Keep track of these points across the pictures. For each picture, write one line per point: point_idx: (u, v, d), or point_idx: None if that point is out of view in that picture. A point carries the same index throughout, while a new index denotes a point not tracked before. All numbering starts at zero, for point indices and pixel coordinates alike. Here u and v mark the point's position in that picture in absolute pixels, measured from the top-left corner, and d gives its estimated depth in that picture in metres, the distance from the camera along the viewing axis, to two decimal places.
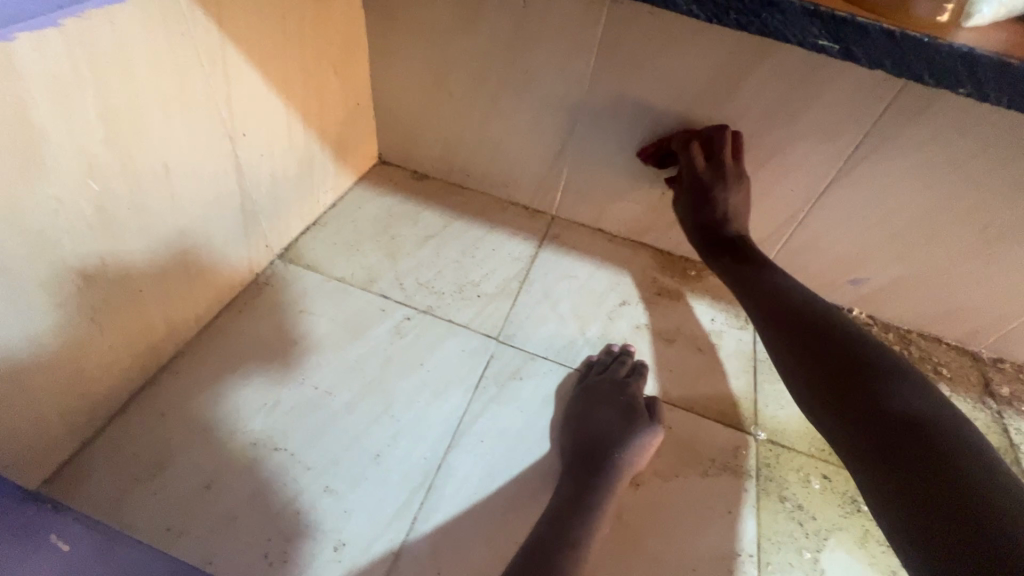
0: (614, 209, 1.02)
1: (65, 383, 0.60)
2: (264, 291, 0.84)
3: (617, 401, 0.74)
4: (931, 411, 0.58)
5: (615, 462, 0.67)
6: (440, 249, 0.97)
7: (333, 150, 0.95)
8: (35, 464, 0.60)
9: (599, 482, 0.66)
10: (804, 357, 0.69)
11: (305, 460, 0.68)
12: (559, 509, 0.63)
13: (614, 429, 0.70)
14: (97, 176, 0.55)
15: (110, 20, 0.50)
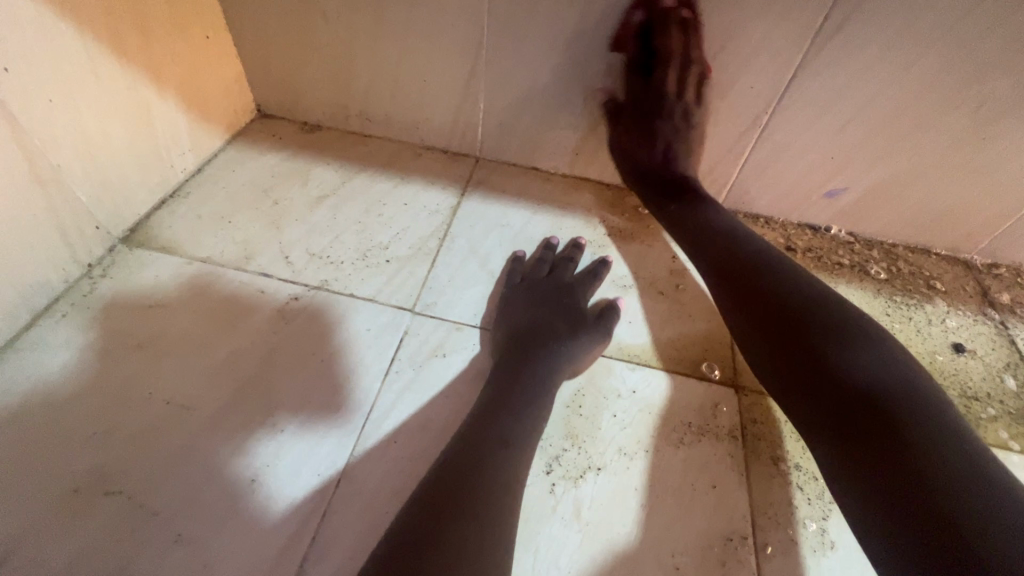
0: (547, 140, 0.85)
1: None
2: (99, 286, 0.65)
3: (566, 302, 0.67)
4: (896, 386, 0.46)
5: (554, 353, 0.61)
6: (337, 210, 0.78)
7: (181, 98, 0.74)
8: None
9: (533, 375, 0.58)
10: (753, 321, 0.57)
11: (152, 503, 0.49)
12: (489, 396, 0.55)
13: (559, 326, 0.64)
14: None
15: None
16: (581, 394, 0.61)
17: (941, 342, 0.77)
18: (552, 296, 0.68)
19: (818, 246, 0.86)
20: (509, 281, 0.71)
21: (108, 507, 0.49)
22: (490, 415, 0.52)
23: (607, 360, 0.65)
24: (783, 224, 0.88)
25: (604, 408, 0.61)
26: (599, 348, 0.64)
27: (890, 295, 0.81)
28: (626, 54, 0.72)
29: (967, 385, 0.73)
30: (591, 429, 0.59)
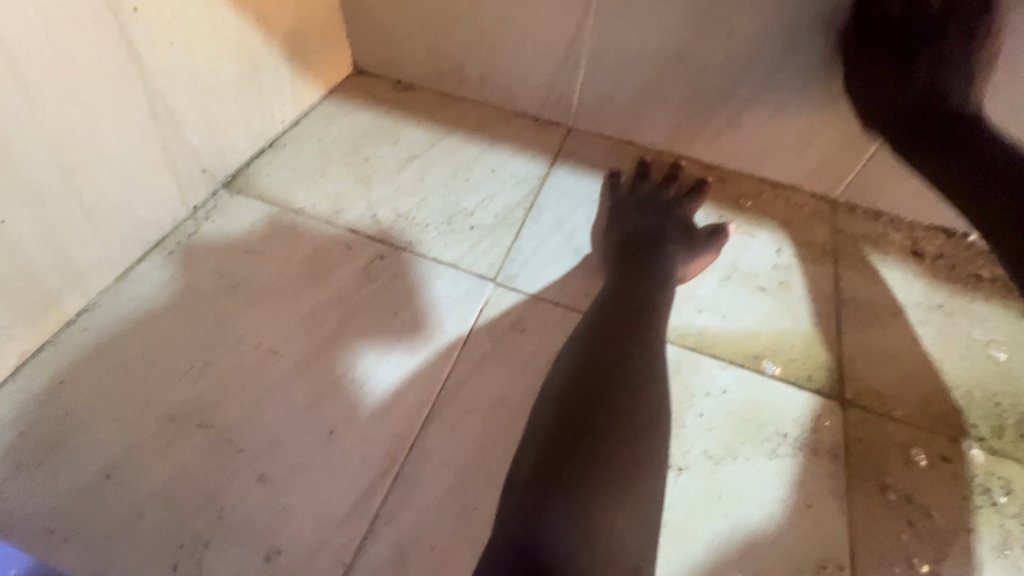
0: (648, 113, 0.79)
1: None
2: (203, 228, 0.68)
3: (675, 216, 0.70)
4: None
5: (669, 256, 0.63)
6: (425, 172, 0.77)
7: (286, 50, 0.75)
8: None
9: (654, 270, 0.60)
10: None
11: (238, 439, 0.51)
12: (614, 285, 0.57)
13: (672, 236, 0.66)
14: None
15: None
16: None
17: None
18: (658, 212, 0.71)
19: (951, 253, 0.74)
20: (617, 201, 0.73)
21: (200, 438, 0.51)
22: (613, 308, 0.52)
23: (696, 355, 0.60)
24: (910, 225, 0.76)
25: (690, 406, 0.56)
26: (709, 258, 0.67)
27: None
28: (753, 21, 0.64)
29: None
30: (674, 426, 0.55)
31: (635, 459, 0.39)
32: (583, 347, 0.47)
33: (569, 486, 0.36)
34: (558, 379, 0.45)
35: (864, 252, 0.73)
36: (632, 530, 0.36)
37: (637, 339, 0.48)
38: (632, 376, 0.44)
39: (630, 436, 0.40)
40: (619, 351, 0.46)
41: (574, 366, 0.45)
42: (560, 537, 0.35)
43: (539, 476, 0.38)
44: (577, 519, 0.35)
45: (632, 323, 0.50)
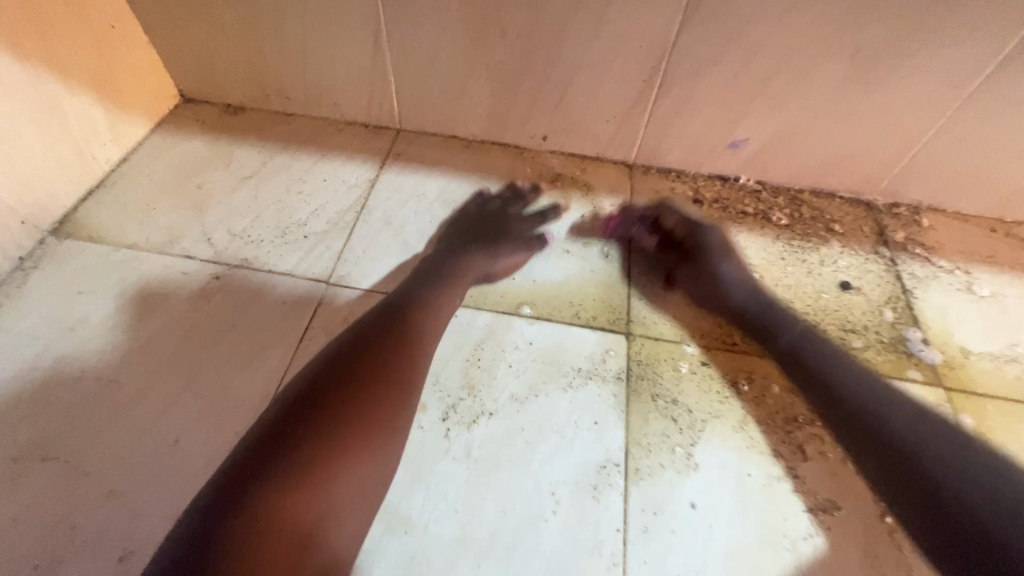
0: (460, 110, 0.88)
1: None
2: (32, 277, 0.70)
3: (490, 219, 0.77)
4: (932, 442, 0.52)
5: (462, 255, 0.70)
6: (259, 191, 0.82)
7: (94, 89, 0.77)
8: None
9: (443, 270, 0.68)
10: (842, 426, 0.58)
11: (83, 464, 0.56)
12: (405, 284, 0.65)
13: (477, 237, 0.73)
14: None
15: None
16: (479, 346, 0.68)
17: (829, 281, 0.80)
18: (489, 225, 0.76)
19: (725, 196, 0.89)
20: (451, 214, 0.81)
21: (44, 471, 0.55)
22: (392, 317, 0.58)
23: (508, 316, 0.71)
24: (694, 177, 0.91)
25: (501, 359, 0.67)
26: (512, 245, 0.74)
27: (788, 241, 0.84)
28: (518, 20, 0.74)
29: (847, 320, 0.75)
30: (486, 378, 0.65)
31: (330, 456, 0.45)
32: (355, 353, 0.53)
33: (261, 487, 0.43)
34: (308, 377, 0.51)
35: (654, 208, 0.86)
36: (323, 514, 0.44)
37: (411, 356, 0.56)
38: (384, 386, 0.51)
39: (336, 436, 0.46)
40: (367, 356, 0.52)
41: (340, 369, 0.51)
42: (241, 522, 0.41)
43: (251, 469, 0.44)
44: (268, 509, 0.42)
45: (410, 338, 0.57)
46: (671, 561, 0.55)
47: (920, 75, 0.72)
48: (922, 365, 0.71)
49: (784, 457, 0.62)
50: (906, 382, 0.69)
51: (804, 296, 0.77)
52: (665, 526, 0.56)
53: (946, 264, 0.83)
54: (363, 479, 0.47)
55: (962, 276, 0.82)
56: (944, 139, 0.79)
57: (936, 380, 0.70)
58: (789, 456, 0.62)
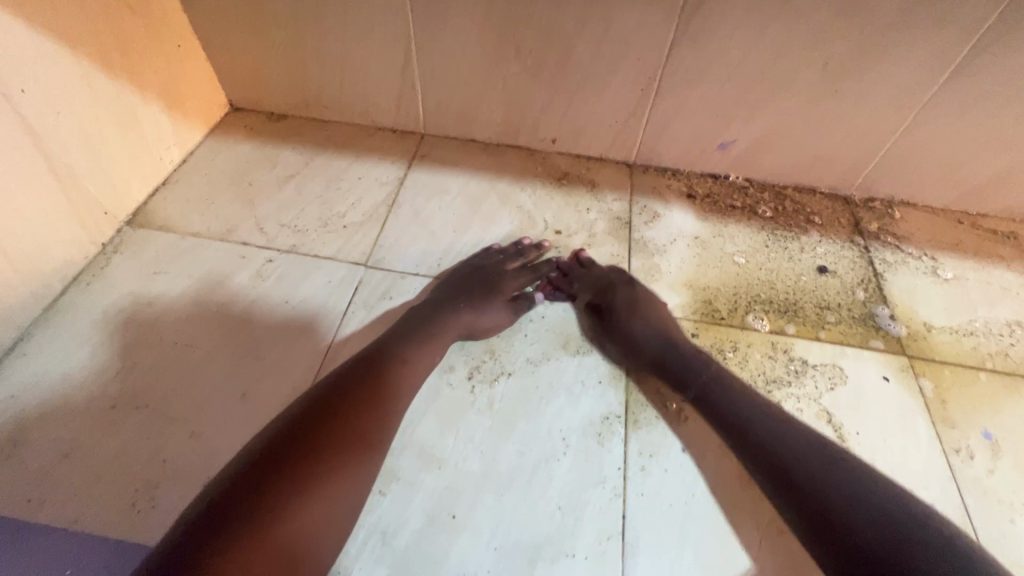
0: (478, 116, 0.99)
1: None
2: (113, 260, 0.81)
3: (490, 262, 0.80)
4: (860, 479, 0.51)
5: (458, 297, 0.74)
6: (302, 188, 0.93)
7: (162, 99, 0.88)
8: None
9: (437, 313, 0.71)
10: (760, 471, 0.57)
11: (169, 411, 0.67)
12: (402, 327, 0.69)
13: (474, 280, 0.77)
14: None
15: None
16: None
17: (808, 265, 0.89)
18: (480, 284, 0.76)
19: (715, 192, 0.99)
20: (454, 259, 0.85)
21: (136, 417, 0.66)
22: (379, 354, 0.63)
23: None
24: (688, 175, 1.01)
25: (518, 330, 0.77)
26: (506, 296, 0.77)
27: (772, 231, 0.94)
28: (531, 38, 0.85)
29: (823, 299, 0.85)
30: (505, 345, 0.75)
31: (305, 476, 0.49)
32: (338, 388, 0.57)
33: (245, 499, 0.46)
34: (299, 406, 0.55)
35: (652, 203, 0.96)
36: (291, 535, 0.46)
37: (391, 391, 0.59)
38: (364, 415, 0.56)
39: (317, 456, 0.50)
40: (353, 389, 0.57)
41: (326, 398, 0.55)
42: (219, 543, 0.43)
43: (236, 489, 0.47)
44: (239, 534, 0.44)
45: (394, 374, 0.61)
46: (665, 491, 0.64)
47: (884, 83, 0.82)
48: (887, 336, 0.80)
49: None
50: (872, 350, 0.79)
51: (785, 278, 0.87)
52: (661, 465, 0.66)
53: (914, 252, 0.93)
54: (335, 510, 0.50)
55: (928, 261, 0.92)
56: (909, 140, 0.89)
57: (899, 349, 0.80)
58: None
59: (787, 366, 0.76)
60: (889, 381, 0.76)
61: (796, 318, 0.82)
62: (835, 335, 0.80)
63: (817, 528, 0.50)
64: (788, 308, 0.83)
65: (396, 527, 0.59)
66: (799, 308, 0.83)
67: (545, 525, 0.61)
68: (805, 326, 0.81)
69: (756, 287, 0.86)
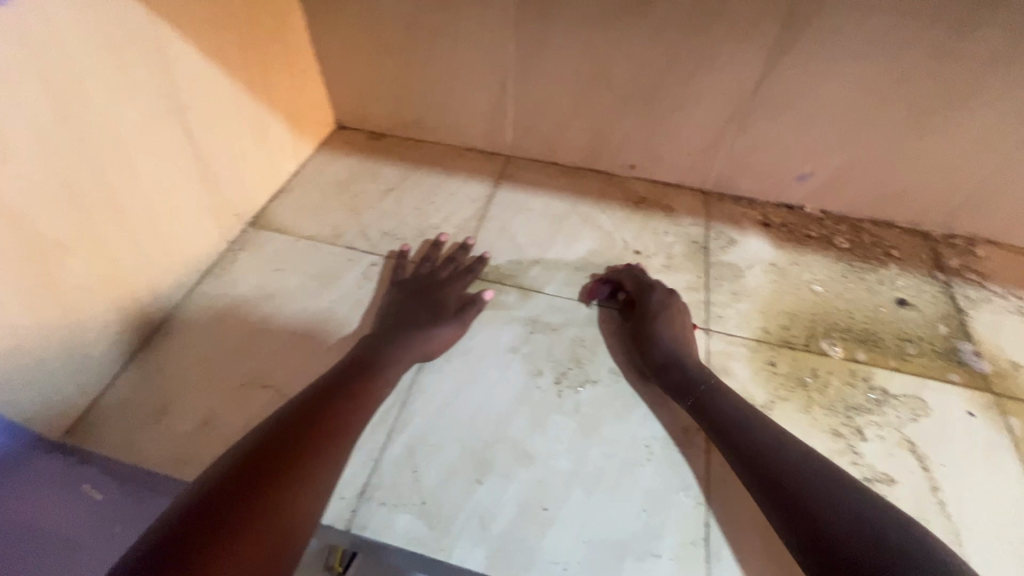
0: (563, 141, 1.06)
1: (51, 347, 0.65)
2: (239, 256, 0.91)
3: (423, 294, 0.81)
4: (826, 479, 0.55)
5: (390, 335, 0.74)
6: (400, 200, 1.02)
7: (286, 117, 1.00)
8: (38, 425, 0.67)
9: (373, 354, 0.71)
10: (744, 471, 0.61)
11: (290, 393, 0.74)
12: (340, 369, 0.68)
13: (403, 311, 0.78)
14: (34, 148, 0.59)
15: (47, 13, 0.56)
16: (582, 330, 0.83)
17: (886, 297, 0.91)
18: (423, 301, 0.80)
19: (791, 222, 1.02)
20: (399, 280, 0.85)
21: (262, 395, 0.74)
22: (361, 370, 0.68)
23: (606, 309, 0.86)
24: (763, 204, 1.04)
25: (601, 341, 0.81)
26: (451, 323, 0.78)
27: (849, 262, 0.96)
28: (623, 72, 0.91)
29: (903, 331, 0.86)
30: (590, 354, 0.80)
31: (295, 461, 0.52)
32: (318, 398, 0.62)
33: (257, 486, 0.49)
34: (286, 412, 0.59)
35: (729, 229, 1.00)
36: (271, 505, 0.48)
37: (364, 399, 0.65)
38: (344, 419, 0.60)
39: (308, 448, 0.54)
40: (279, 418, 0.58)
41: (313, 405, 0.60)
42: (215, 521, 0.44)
43: (215, 530, 0.44)
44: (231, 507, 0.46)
45: (370, 384, 0.67)
46: (748, 504, 0.66)
47: (973, 123, 0.84)
48: (971, 371, 0.81)
49: (845, 436, 0.73)
50: (956, 384, 0.79)
51: (863, 309, 0.89)
52: None
53: (998, 290, 0.92)
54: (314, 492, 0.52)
55: (1014, 301, 0.91)
56: (996, 179, 0.90)
57: (984, 385, 0.79)
58: (849, 435, 0.73)
59: (868, 394, 0.78)
60: (975, 416, 0.76)
61: (875, 347, 0.83)
62: (917, 367, 0.81)
63: (794, 526, 0.53)
64: (867, 337, 0.85)
65: (494, 513, 0.64)
66: (878, 338, 0.85)
67: (632, 525, 0.64)
68: (885, 356, 0.82)
69: (834, 315, 0.87)
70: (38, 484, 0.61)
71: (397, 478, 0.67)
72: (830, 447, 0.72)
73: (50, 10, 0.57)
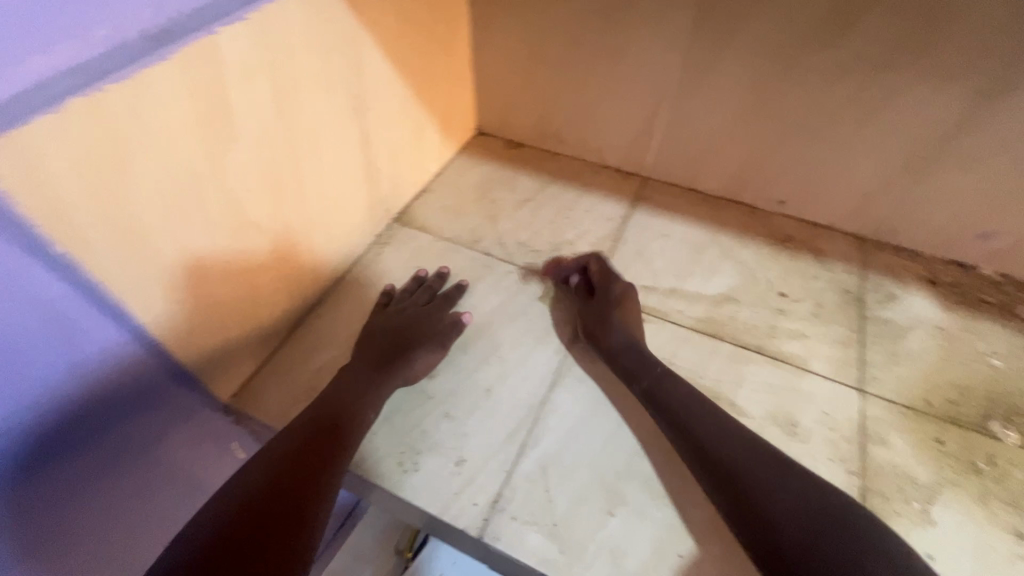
0: (708, 169, 1.02)
1: (235, 319, 0.72)
2: (385, 250, 0.96)
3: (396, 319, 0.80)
4: (830, 528, 0.52)
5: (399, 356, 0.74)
6: (536, 212, 1.03)
7: (439, 121, 1.04)
8: (213, 389, 0.74)
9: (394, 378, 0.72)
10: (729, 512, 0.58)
11: (428, 391, 0.77)
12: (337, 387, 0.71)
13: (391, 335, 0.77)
14: (258, 141, 0.65)
15: (287, 20, 0.62)
16: (720, 371, 0.79)
17: None
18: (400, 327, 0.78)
19: (963, 282, 0.92)
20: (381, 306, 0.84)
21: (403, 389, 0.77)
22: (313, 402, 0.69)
23: (748, 351, 0.81)
24: (930, 259, 0.95)
25: (742, 385, 0.77)
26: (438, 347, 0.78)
27: None
28: (794, 104, 0.87)
29: None
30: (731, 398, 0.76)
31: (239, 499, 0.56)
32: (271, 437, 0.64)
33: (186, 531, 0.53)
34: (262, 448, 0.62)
35: (889, 282, 0.91)
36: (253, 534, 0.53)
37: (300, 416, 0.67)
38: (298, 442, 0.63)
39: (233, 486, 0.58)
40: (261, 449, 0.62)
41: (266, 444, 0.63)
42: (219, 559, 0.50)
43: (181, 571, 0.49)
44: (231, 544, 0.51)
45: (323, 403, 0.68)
46: None
47: None
48: None
49: None
50: None
51: None
52: None
53: None
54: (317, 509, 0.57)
55: None
56: None
57: None
58: None
59: None
60: None
61: None
62: None
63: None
64: None
65: (625, 551, 0.62)
66: None
67: None
68: None
69: (1016, 396, 0.77)
70: (198, 437, 0.72)
71: (530, 495, 0.67)
72: (839, 488, 0.68)
73: (288, 16, 0.62)
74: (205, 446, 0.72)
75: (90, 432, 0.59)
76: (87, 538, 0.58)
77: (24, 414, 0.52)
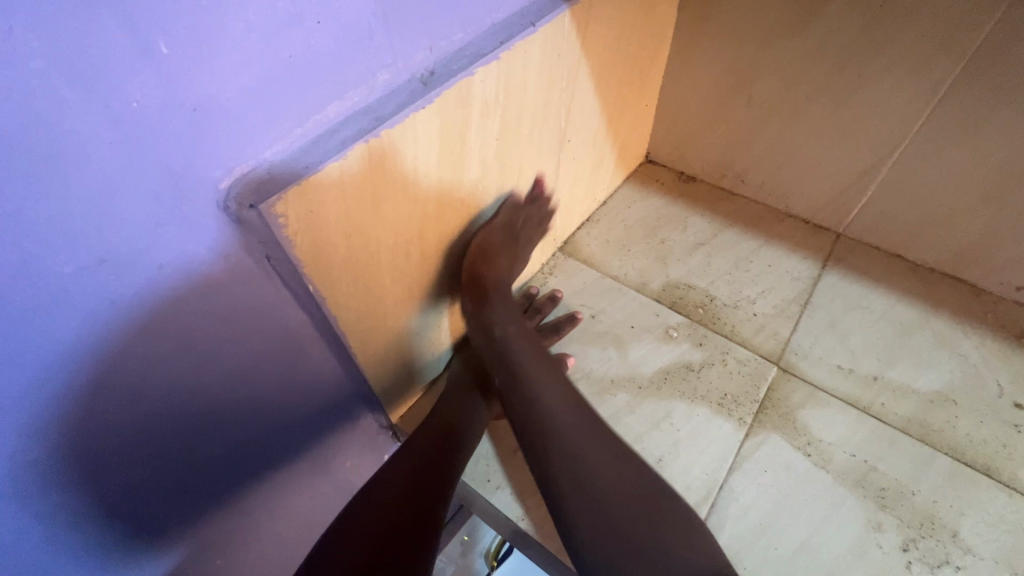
0: (926, 236, 0.88)
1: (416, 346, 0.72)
2: (549, 281, 0.92)
3: None
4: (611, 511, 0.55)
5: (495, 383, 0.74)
6: (712, 260, 0.95)
7: (617, 149, 0.98)
8: (387, 410, 0.75)
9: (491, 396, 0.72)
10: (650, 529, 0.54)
11: None
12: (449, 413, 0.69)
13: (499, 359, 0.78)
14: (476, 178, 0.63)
15: (527, 57, 0.59)
16: (936, 490, 0.68)
17: None
18: None
19: None
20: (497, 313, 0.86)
21: None
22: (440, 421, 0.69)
23: (972, 472, 0.69)
24: None
25: (966, 516, 0.66)
26: None
27: None
28: None
29: None
30: (951, 529, 0.65)
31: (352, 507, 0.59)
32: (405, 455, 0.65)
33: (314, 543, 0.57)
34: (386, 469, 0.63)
35: None
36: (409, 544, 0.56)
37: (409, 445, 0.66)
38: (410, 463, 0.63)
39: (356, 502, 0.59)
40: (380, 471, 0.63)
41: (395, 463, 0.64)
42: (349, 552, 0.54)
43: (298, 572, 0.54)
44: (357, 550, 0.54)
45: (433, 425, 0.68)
46: None
47: None
48: None
49: None
50: None
51: None
52: None
53: None
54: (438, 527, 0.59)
55: None
56: None
57: None
58: None
59: None
60: None
61: None
62: None
63: None
64: None
65: None
66: None
67: None
68: None
69: None
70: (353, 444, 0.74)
71: None
72: None
73: (530, 52, 0.59)
74: (362, 452, 0.76)
75: (270, 442, 0.60)
76: (253, 521, 0.64)
77: (159, 392, 0.45)
